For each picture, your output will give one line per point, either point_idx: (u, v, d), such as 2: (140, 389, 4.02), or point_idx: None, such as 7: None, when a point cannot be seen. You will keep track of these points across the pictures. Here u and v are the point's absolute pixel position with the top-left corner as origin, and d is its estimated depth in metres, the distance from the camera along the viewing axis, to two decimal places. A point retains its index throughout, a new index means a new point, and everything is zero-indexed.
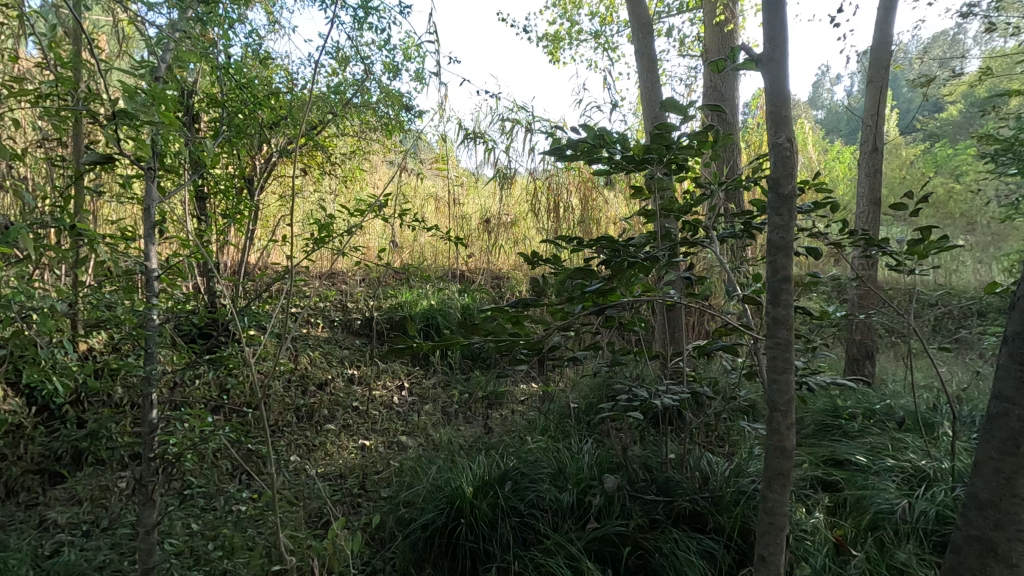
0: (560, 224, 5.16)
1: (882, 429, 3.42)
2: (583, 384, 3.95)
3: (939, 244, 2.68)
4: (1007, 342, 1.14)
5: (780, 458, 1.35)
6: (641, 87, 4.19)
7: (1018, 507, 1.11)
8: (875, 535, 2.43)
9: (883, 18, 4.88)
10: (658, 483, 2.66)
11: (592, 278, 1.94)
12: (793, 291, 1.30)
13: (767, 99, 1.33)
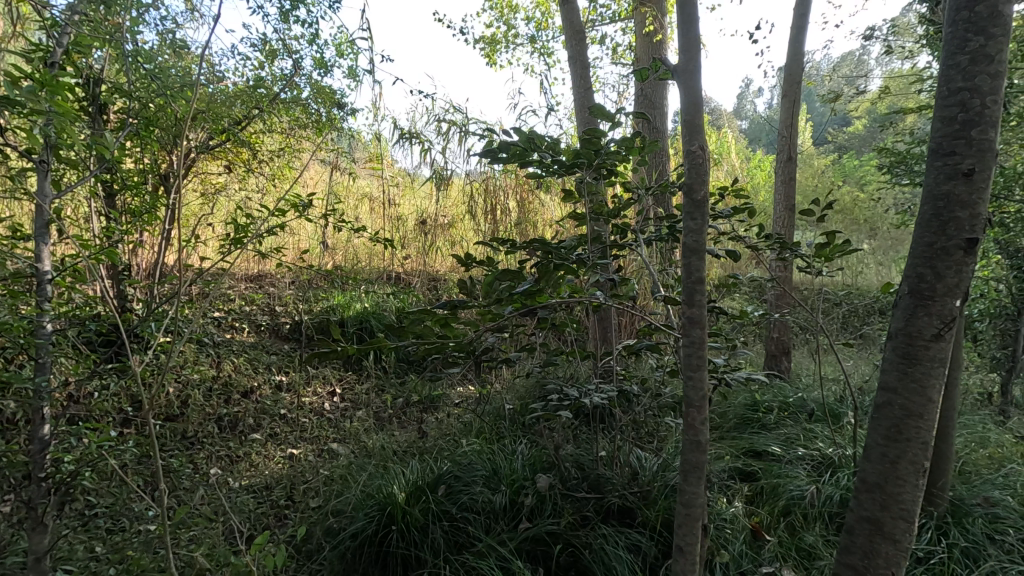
0: (497, 226, 5.18)
1: (796, 421, 3.66)
2: (520, 385, 3.99)
3: (842, 248, 2.91)
4: (891, 337, 1.25)
5: (695, 452, 1.41)
6: (574, 92, 4.28)
7: (900, 488, 1.22)
8: (788, 520, 2.59)
9: (796, 37, 5.23)
10: (589, 480, 2.72)
11: (520, 279, 1.97)
12: (706, 293, 1.36)
13: (682, 107, 1.38)
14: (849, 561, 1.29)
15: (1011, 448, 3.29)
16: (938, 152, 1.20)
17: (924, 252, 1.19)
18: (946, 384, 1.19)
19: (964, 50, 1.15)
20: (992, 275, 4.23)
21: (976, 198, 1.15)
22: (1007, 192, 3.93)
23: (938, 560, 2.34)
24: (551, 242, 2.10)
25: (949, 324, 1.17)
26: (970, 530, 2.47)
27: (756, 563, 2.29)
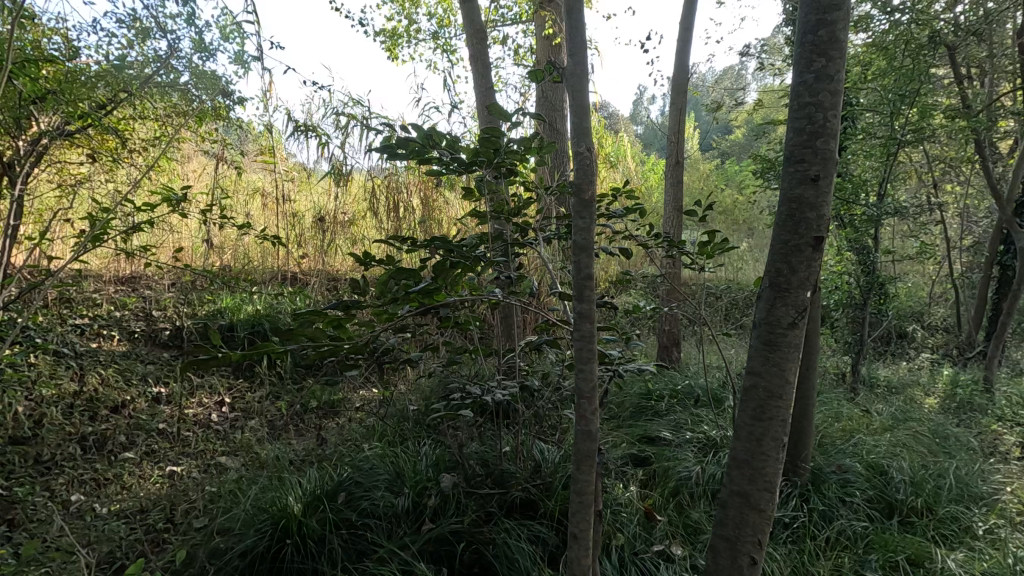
0: (400, 224, 5.06)
1: (684, 406, 3.94)
2: (425, 384, 3.93)
3: (721, 246, 3.16)
4: (756, 327, 1.38)
5: (586, 442, 1.46)
6: (476, 91, 4.28)
7: (765, 462, 1.35)
8: (676, 500, 2.78)
9: (682, 49, 5.61)
10: (493, 476, 2.75)
11: (417, 278, 1.94)
12: (595, 288, 1.42)
13: (570, 110, 1.43)
14: (722, 533, 1.41)
15: (858, 420, 3.77)
16: (790, 159, 1.33)
17: (781, 249, 1.33)
18: (800, 366, 1.34)
19: (810, 69, 1.29)
20: (843, 269, 4.82)
21: (822, 201, 1.29)
22: (854, 197, 4.51)
23: (801, 524, 2.62)
24: (451, 240, 2.09)
25: (801, 313, 1.31)
26: (826, 495, 2.79)
27: (648, 542, 2.43)
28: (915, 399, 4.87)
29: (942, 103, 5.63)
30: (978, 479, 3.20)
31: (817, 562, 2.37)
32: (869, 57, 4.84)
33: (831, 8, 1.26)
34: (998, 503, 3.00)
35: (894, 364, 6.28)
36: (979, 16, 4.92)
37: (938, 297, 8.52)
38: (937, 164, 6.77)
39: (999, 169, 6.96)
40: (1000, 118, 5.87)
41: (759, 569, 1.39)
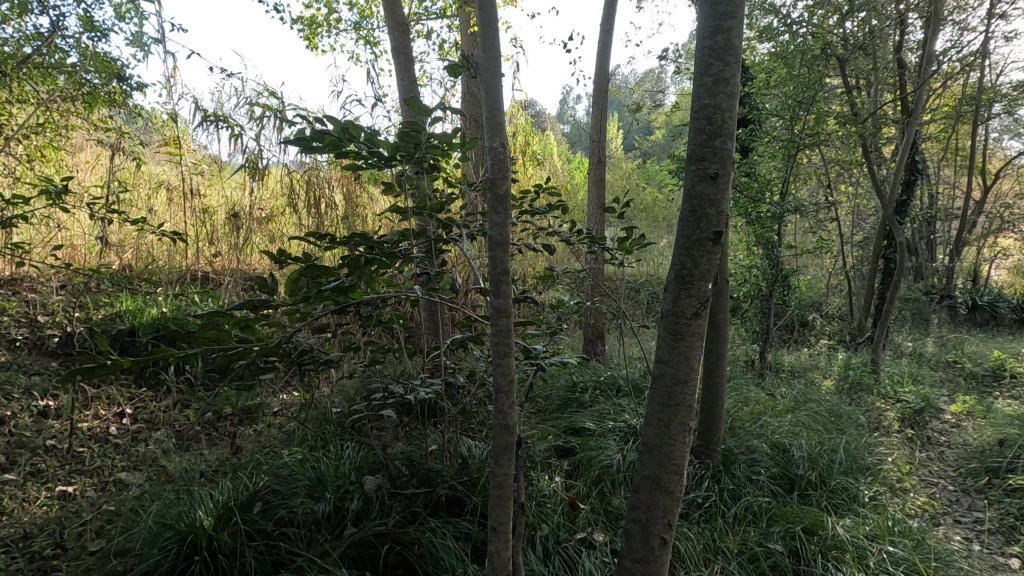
0: (322, 220, 4.81)
1: (607, 397, 4.07)
2: (349, 385, 3.81)
3: (638, 243, 3.28)
4: (664, 316, 1.44)
5: (504, 435, 1.47)
6: (398, 84, 4.18)
7: (673, 446, 1.42)
8: (598, 488, 2.87)
9: (603, 50, 5.76)
10: (418, 475, 2.72)
11: (331, 277, 1.88)
12: (511, 283, 1.43)
13: (484, 107, 1.43)
14: (635, 516, 1.46)
15: (764, 403, 4.05)
16: (692, 158, 1.40)
17: (685, 243, 1.39)
18: (704, 355, 1.41)
19: (709, 72, 1.36)
20: (752, 263, 5.15)
21: (720, 197, 1.37)
22: (759, 196, 4.82)
23: (712, 503, 2.78)
24: (373, 236, 2.03)
25: (704, 304, 1.39)
26: (735, 475, 2.98)
27: (571, 531, 2.48)
28: (814, 381, 5.30)
29: (835, 110, 6.14)
30: (865, 452, 3.54)
31: (725, 538, 2.53)
32: (772, 65, 5.17)
33: (727, 16, 1.34)
34: (880, 473, 3.34)
35: (797, 350, 6.81)
36: (865, 32, 5.40)
37: (833, 288, 9.33)
38: (832, 166, 7.38)
39: (883, 172, 7.71)
40: (883, 125, 6.49)
41: (669, 548, 1.45)
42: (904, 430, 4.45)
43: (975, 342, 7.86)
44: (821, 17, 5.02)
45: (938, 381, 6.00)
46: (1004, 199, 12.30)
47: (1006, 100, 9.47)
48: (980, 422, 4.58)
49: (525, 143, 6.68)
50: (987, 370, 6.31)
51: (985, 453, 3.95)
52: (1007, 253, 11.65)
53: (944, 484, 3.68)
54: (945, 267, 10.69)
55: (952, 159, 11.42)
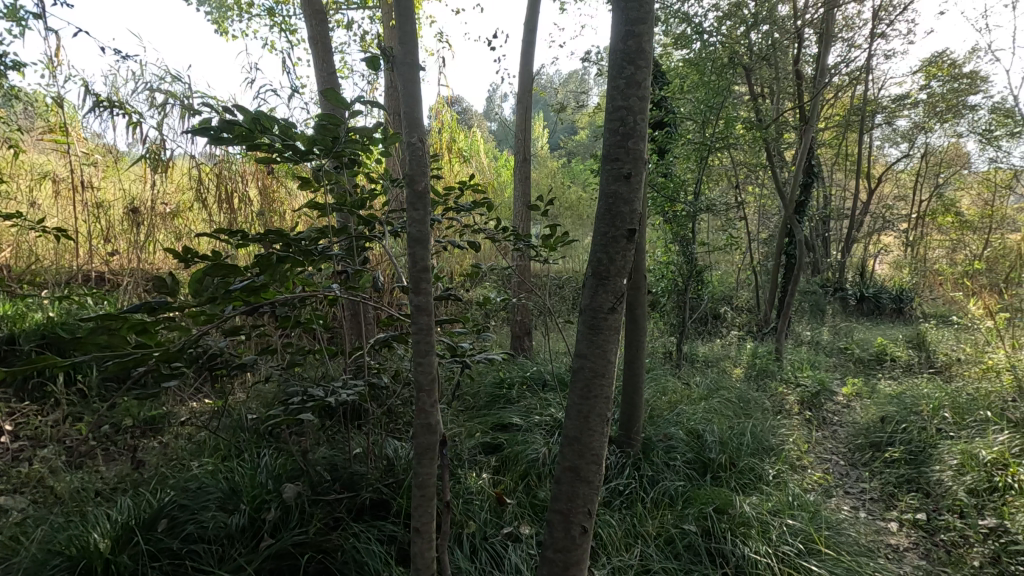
0: (235, 216, 4.51)
1: (534, 392, 4.13)
2: (266, 390, 3.61)
3: (561, 240, 3.34)
4: (583, 311, 1.47)
5: (427, 434, 1.46)
6: (316, 75, 4.01)
7: (592, 437, 1.46)
8: (525, 482, 2.91)
9: (528, 49, 5.81)
10: (341, 479, 2.64)
11: (240, 275, 1.77)
12: (432, 281, 1.42)
13: (402, 101, 1.40)
14: (557, 507, 1.50)
15: (680, 392, 4.27)
16: (607, 158, 1.44)
17: (601, 240, 1.43)
18: (620, 348, 1.47)
19: (622, 75, 1.41)
20: (669, 259, 5.41)
21: (633, 196, 1.42)
22: (675, 196, 5.07)
23: (632, 490, 2.90)
24: (289, 233, 1.92)
25: (619, 298, 1.44)
26: (654, 462, 3.12)
27: (498, 527, 2.50)
28: (726, 370, 5.66)
29: (743, 116, 6.56)
30: (769, 434, 3.82)
31: (645, 523, 2.65)
32: (686, 71, 5.43)
33: (637, 22, 1.40)
34: (782, 452, 3.62)
35: (711, 341, 7.23)
36: (768, 44, 5.80)
37: (742, 283, 9.99)
38: (741, 168, 7.89)
39: (784, 174, 8.34)
40: (784, 131, 7.01)
41: (590, 536, 1.50)
42: (803, 412, 4.85)
43: (862, 330, 8.71)
44: (729, 28, 5.33)
45: (831, 366, 6.59)
46: (885, 200, 13.68)
47: (886, 111, 10.54)
48: (866, 402, 5.09)
49: (451, 139, 6.64)
50: (871, 355, 7.01)
51: (870, 430, 4.39)
52: (888, 249, 13.00)
53: (836, 460, 4.05)
54: (838, 262, 11.75)
55: (842, 163, 12.55)
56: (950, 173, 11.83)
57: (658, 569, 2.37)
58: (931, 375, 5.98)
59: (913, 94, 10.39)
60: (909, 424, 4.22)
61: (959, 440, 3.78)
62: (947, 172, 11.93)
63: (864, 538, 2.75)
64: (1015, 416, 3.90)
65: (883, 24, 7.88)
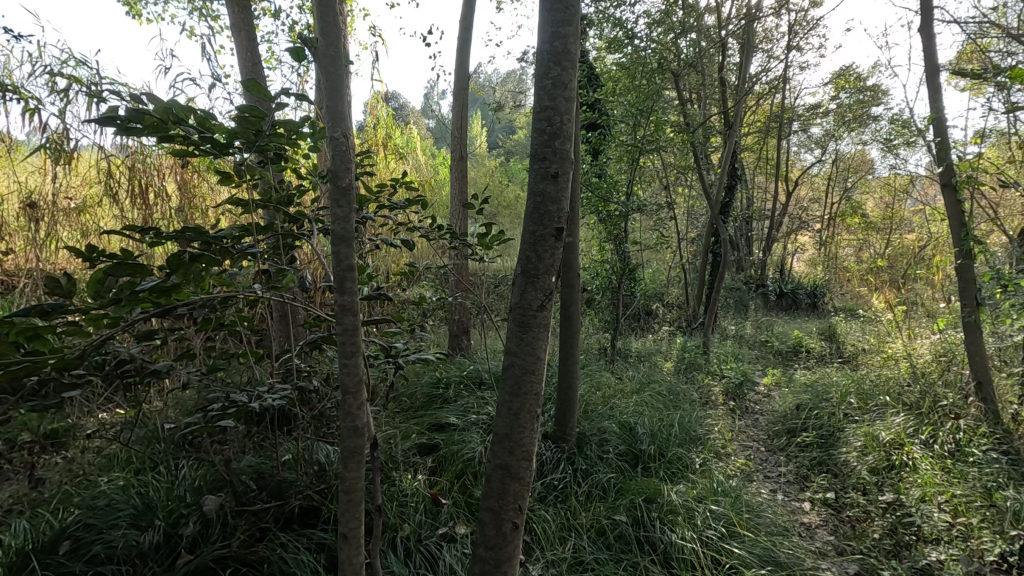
0: (150, 212, 4.21)
1: (471, 391, 4.12)
2: (186, 397, 3.40)
3: (497, 238, 3.34)
4: (514, 309, 1.48)
5: (354, 437, 1.42)
6: (240, 65, 3.81)
7: (522, 433, 1.47)
8: (461, 481, 2.89)
9: (463, 47, 5.78)
10: (268, 488, 2.52)
11: (149, 275, 1.66)
12: (357, 280, 1.38)
13: (324, 93, 1.34)
14: (488, 505, 1.50)
15: (614, 386, 4.39)
16: (535, 157, 1.46)
17: (529, 238, 1.44)
18: (549, 345, 1.49)
19: (548, 75, 1.43)
20: (603, 257, 5.55)
21: (561, 195, 1.44)
22: (608, 196, 5.21)
23: (566, 484, 2.95)
24: (208, 230, 1.80)
25: (548, 296, 1.46)
26: (588, 456, 3.19)
27: (433, 527, 2.49)
28: (657, 364, 5.87)
29: (672, 119, 6.81)
30: (697, 424, 3.99)
31: (578, 516, 2.70)
32: (618, 74, 5.57)
33: (563, 24, 1.42)
34: (708, 441, 3.80)
35: (644, 337, 7.47)
36: (695, 51, 6.07)
37: (673, 280, 10.40)
38: (671, 170, 8.20)
39: (711, 176, 8.75)
40: (710, 135, 7.34)
41: (521, 532, 1.51)
42: (727, 402, 5.11)
43: (781, 324, 9.28)
44: (659, 34, 5.50)
45: (754, 359, 6.98)
46: (801, 202, 14.62)
47: (802, 119, 11.27)
48: (784, 391, 5.42)
49: (386, 136, 6.51)
50: (789, 347, 7.48)
51: (787, 417, 4.68)
52: (804, 248, 13.90)
53: (757, 447, 4.30)
54: (760, 260, 12.44)
55: (763, 167, 13.30)
56: (857, 178, 12.82)
57: (591, 560, 2.43)
58: (840, 364, 6.45)
59: (824, 103, 11.19)
60: (821, 410, 4.53)
61: (863, 424, 4.11)
62: (855, 177, 12.90)
63: (779, 519, 2.94)
64: (910, 399, 4.28)
65: (798, 37, 8.42)
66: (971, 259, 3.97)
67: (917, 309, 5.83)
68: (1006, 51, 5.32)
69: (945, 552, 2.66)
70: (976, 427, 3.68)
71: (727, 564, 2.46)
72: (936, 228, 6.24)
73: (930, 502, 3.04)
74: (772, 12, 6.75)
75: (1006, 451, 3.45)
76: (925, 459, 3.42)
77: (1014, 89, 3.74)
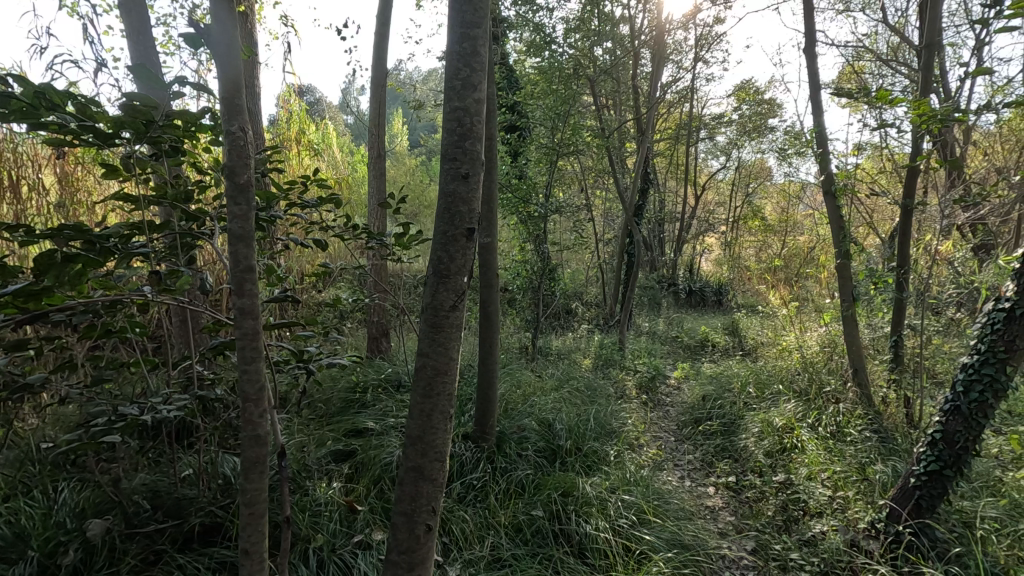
0: (22, 207, 3.77)
1: (390, 394, 4.03)
2: (67, 412, 3.07)
3: (415, 239, 3.28)
4: (426, 310, 1.47)
5: (255, 446, 1.35)
6: (131, 47, 3.49)
7: (433, 435, 1.46)
8: (378, 486, 2.83)
9: (381, 43, 5.64)
10: (164, 507, 2.33)
11: (12, 278, 1.48)
12: (258, 283, 1.32)
13: (220, 85, 1.27)
14: (400, 509, 1.48)
15: (534, 384, 4.46)
16: (445, 157, 1.45)
17: (441, 238, 1.44)
18: (461, 345, 1.49)
19: (458, 76, 1.43)
20: (524, 258, 5.64)
21: (472, 197, 1.45)
22: (528, 197, 5.30)
23: (484, 483, 2.97)
24: (91, 229, 1.63)
25: (460, 296, 1.46)
26: (507, 454, 3.22)
27: (348, 536, 2.42)
28: (576, 361, 6.04)
29: (589, 124, 7.04)
30: (612, 419, 4.15)
31: (497, 514, 2.73)
32: (537, 78, 5.67)
33: (472, 25, 1.43)
34: (622, 434, 3.96)
35: (564, 335, 7.66)
36: (610, 59, 6.30)
37: (591, 280, 10.74)
38: (589, 172, 8.47)
39: (626, 180, 9.13)
40: (625, 140, 7.66)
41: (434, 533, 1.50)
42: (640, 396, 5.34)
43: (690, 320, 9.85)
44: (576, 41, 5.67)
45: (665, 354, 7.36)
46: (708, 206, 15.59)
47: (708, 127, 12.02)
48: (691, 384, 5.76)
49: (300, 131, 6.22)
50: (697, 342, 7.95)
51: (694, 408, 4.97)
52: (710, 249, 14.83)
53: (668, 437, 4.54)
54: (671, 260, 13.13)
55: (674, 172, 14.06)
56: (757, 184, 13.86)
57: (508, 557, 2.47)
58: (741, 357, 6.95)
59: (728, 114, 12.00)
60: (724, 401, 4.85)
61: (760, 411, 4.45)
62: (754, 183, 13.93)
63: (686, 504, 3.12)
64: (799, 387, 4.69)
65: (704, 51, 8.97)
66: (849, 259, 4.41)
67: (807, 305, 6.39)
68: (878, 73, 5.97)
69: (827, 524, 2.94)
70: (853, 410, 4.10)
71: (638, 550, 2.59)
72: (822, 230, 6.88)
73: (815, 479, 3.35)
74: (680, 26, 7.16)
75: (877, 430, 3.87)
76: (811, 441, 3.76)
77: (882, 108, 4.20)
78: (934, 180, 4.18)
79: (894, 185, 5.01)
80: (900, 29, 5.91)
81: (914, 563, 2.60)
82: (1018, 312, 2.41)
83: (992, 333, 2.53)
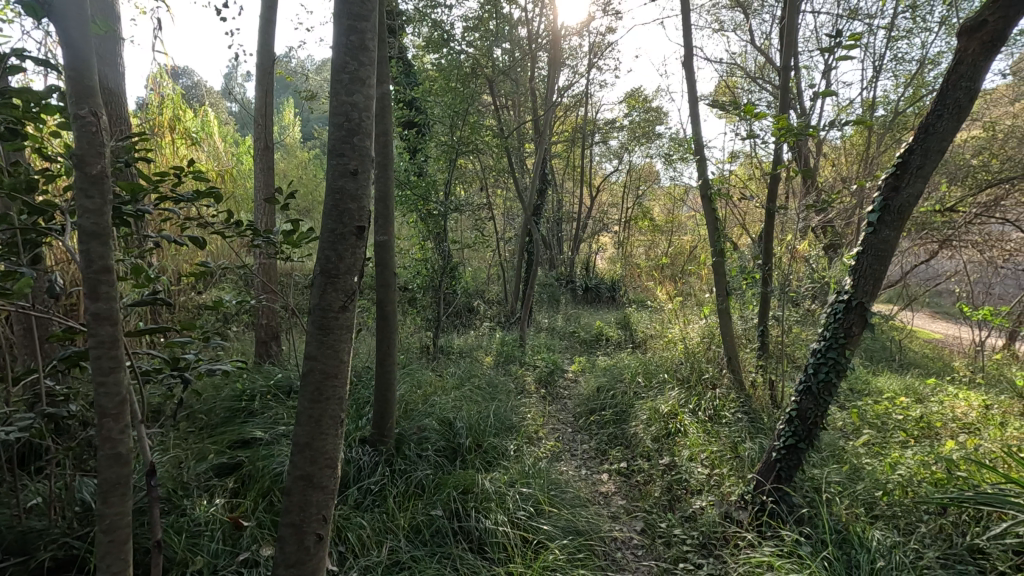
0: None
1: (280, 400, 3.80)
2: None
3: (305, 237, 3.11)
4: (314, 310, 1.40)
5: (116, 466, 1.22)
6: None
7: (323, 442, 1.41)
8: (267, 499, 2.67)
9: (266, 28, 5.28)
10: (4, 544, 2.02)
11: None
12: (116, 285, 1.19)
13: (64, 63, 1.11)
14: (288, 520, 1.41)
15: (435, 384, 4.42)
16: (332, 153, 1.40)
17: (329, 237, 1.38)
18: (352, 347, 1.45)
19: (345, 70, 1.38)
20: (424, 256, 5.56)
21: (360, 194, 1.40)
22: (427, 195, 5.23)
23: (382, 486, 2.90)
24: None
25: (350, 297, 1.42)
26: (406, 456, 3.17)
27: (233, 555, 2.26)
28: (477, 359, 6.07)
29: (488, 124, 7.09)
30: (512, 414, 4.22)
31: (396, 517, 2.68)
32: (436, 74, 5.60)
33: (359, 19, 1.38)
34: (523, 429, 4.05)
35: (466, 333, 7.68)
36: (508, 60, 6.38)
37: (492, 277, 10.84)
38: (489, 171, 8.54)
39: (525, 179, 9.30)
40: (524, 141, 7.79)
41: (325, 542, 1.45)
42: (539, 390, 5.49)
43: (587, 315, 10.27)
44: (474, 40, 5.67)
45: (563, 348, 7.62)
46: (603, 207, 16.34)
47: (602, 132, 12.58)
48: (587, 377, 6.01)
49: (175, 117, 5.67)
50: (593, 336, 8.32)
51: (590, 399, 5.20)
52: (605, 247, 15.56)
53: (566, 428, 4.71)
54: (569, 258, 13.60)
55: (570, 174, 14.58)
56: (647, 187, 14.74)
57: (407, 559, 2.44)
58: (633, 349, 7.37)
59: (620, 120, 12.65)
60: (616, 391, 5.12)
61: (648, 400, 4.76)
62: (644, 186, 14.81)
63: (581, 492, 3.26)
64: (681, 375, 5.07)
65: (598, 59, 9.37)
66: (723, 257, 4.84)
67: (689, 299, 6.92)
68: (748, 89, 6.57)
69: (705, 500, 3.22)
70: (727, 394, 4.51)
71: (535, 540, 2.67)
72: (702, 231, 7.47)
73: (696, 460, 3.65)
74: (575, 33, 7.42)
75: (747, 411, 4.29)
76: (692, 425, 4.08)
77: (750, 121, 4.64)
78: (793, 187, 4.69)
79: (761, 190, 5.56)
80: (765, 50, 6.56)
81: (775, 527, 2.92)
82: (854, 302, 2.79)
83: (836, 321, 2.90)
